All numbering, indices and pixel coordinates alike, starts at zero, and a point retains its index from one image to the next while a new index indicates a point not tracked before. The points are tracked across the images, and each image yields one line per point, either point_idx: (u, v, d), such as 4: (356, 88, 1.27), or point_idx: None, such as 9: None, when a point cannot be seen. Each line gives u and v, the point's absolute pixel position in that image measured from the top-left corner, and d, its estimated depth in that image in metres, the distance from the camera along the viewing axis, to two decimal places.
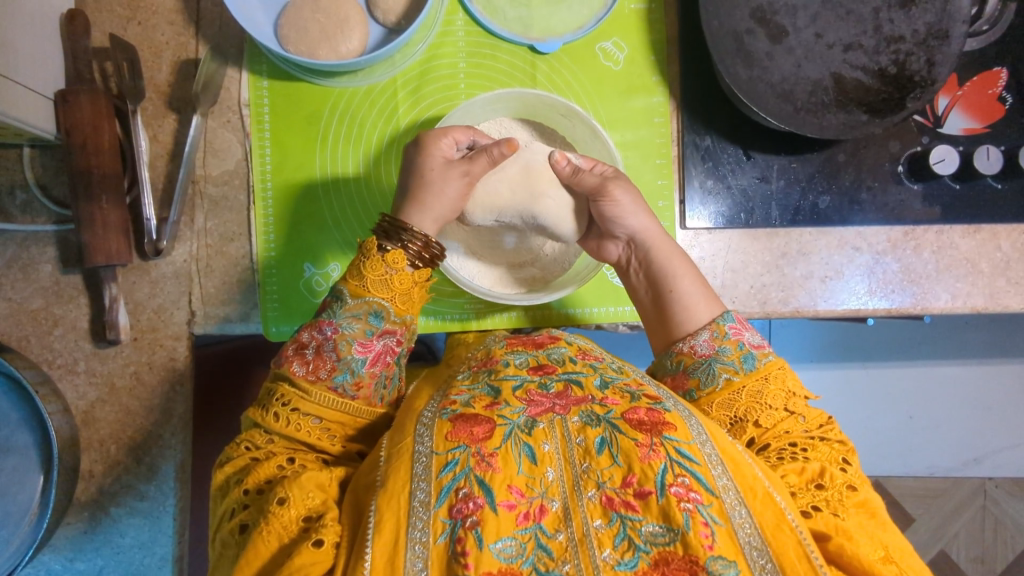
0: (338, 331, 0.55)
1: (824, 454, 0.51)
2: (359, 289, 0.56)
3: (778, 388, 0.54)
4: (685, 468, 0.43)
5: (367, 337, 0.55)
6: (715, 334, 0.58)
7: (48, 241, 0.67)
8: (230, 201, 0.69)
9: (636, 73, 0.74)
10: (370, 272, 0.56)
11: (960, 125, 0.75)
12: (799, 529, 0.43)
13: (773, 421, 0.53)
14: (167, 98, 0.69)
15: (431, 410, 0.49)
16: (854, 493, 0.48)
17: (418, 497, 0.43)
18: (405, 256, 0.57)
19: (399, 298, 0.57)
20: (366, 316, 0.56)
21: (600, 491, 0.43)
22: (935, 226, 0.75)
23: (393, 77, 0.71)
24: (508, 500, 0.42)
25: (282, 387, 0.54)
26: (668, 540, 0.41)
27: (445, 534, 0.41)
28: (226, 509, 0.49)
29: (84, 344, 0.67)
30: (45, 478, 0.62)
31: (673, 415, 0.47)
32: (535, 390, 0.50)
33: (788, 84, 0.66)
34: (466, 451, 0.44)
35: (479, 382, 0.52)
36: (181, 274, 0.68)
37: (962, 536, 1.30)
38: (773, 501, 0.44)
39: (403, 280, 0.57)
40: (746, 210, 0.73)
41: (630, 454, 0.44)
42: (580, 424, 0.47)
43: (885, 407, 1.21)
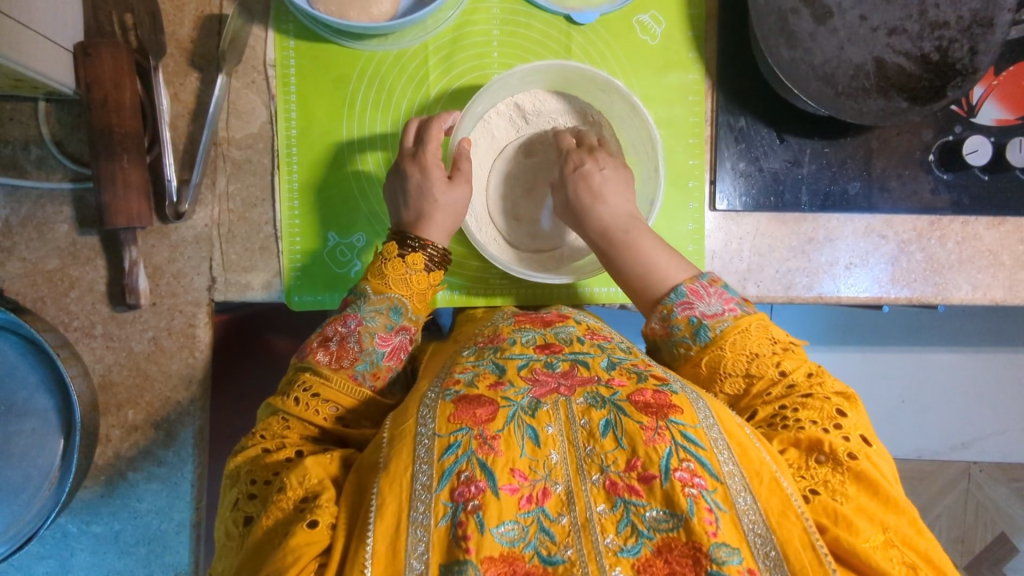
0: (361, 323, 0.56)
1: (815, 413, 0.49)
2: (380, 287, 0.58)
3: (738, 353, 0.54)
4: (690, 453, 0.43)
5: (386, 332, 0.57)
6: (664, 315, 0.57)
7: (63, 200, 0.65)
8: (253, 164, 0.67)
9: (672, 48, 0.72)
10: (391, 271, 0.58)
11: (993, 115, 0.74)
12: (804, 516, 0.42)
13: (741, 388, 0.53)
14: (189, 55, 0.66)
15: (435, 391, 0.49)
16: (855, 462, 0.46)
17: (420, 480, 0.43)
18: (423, 258, 0.60)
19: (417, 296, 0.59)
20: (388, 311, 0.57)
21: (604, 475, 0.43)
22: (960, 216, 0.75)
23: (424, 42, 0.69)
24: (510, 484, 0.42)
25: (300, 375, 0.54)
26: (671, 526, 0.41)
27: (446, 517, 0.41)
28: (232, 499, 0.48)
29: (101, 307, 0.66)
30: (65, 443, 0.61)
31: (681, 397, 0.47)
32: (540, 368, 0.50)
33: (830, 67, 0.65)
34: (469, 434, 0.44)
35: (484, 359, 0.52)
36: (201, 239, 0.67)
37: (945, 518, 1.31)
38: (779, 486, 0.43)
39: (421, 281, 0.60)
40: (776, 193, 0.72)
41: (634, 437, 0.44)
42: (585, 406, 0.46)
43: (881, 390, 1.23)
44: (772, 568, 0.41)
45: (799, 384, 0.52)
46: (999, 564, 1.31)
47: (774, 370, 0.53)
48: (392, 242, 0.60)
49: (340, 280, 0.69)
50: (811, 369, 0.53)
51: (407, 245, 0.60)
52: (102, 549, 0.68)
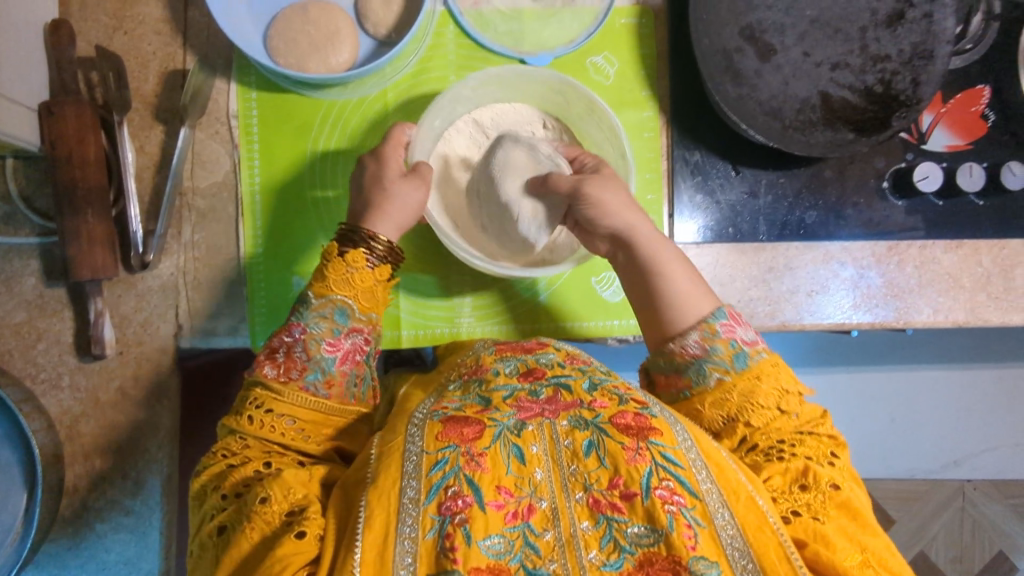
0: (305, 330, 0.56)
1: (811, 449, 0.51)
2: (322, 290, 0.58)
3: (774, 390, 0.53)
4: (670, 472, 0.44)
5: (334, 337, 0.57)
6: (706, 333, 0.56)
7: (30, 253, 0.66)
8: (218, 212, 0.69)
9: (626, 87, 0.74)
10: (331, 273, 0.58)
11: (943, 142, 0.76)
12: (781, 534, 0.43)
13: (766, 421, 0.52)
14: (154, 109, 0.68)
15: (422, 412, 0.49)
16: (838, 492, 0.47)
17: (407, 494, 0.42)
18: (364, 257, 0.59)
19: (362, 295, 0.59)
20: (331, 310, 0.57)
21: (587, 493, 0.43)
22: (917, 241, 0.76)
23: (383, 89, 0.71)
24: (496, 500, 0.42)
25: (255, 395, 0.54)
26: (652, 542, 0.41)
27: (433, 530, 0.41)
28: (205, 514, 0.48)
29: (68, 358, 0.66)
30: (28, 496, 0.61)
31: (660, 421, 0.47)
32: (525, 397, 0.50)
33: (776, 102, 0.67)
34: (456, 450, 0.45)
35: (470, 393, 0.51)
36: (167, 287, 0.68)
37: (940, 538, 1.32)
38: (755, 504, 0.44)
39: (364, 277, 0.59)
40: (734, 223, 0.74)
41: (616, 456, 0.44)
42: (568, 427, 0.47)
43: (866, 412, 1.22)
44: None
45: (805, 427, 0.52)
46: None
47: (792, 411, 0.53)
48: (332, 242, 0.59)
49: None
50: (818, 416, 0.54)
51: (352, 242, 0.59)
52: None
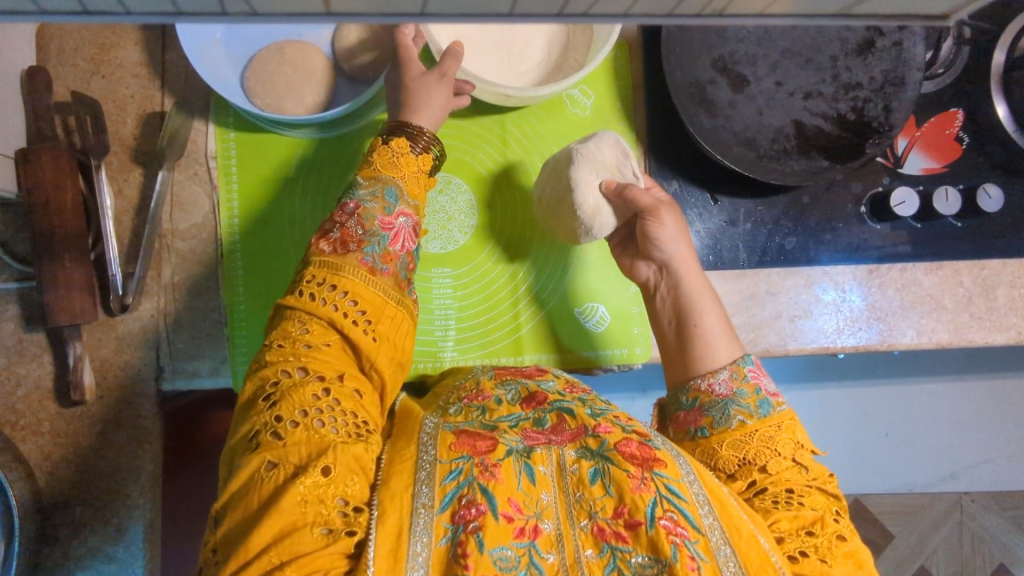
0: (358, 205, 0.55)
1: (819, 501, 0.50)
2: (370, 172, 0.57)
3: (789, 437, 0.55)
4: (673, 504, 0.43)
5: (386, 215, 0.55)
6: (735, 375, 0.58)
7: (10, 299, 0.66)
8: (198, 254, 0.69)
9: (603, 119, 0.74)
10: (379, 157, 0.58)
11: (919, 164, 0.77)
12: (781, 570, 0.43)
13: (778, 471, 0.52)
14: (132, 152, 0.68)
15: (432, 423, 0.49)
16: (844, 542, 0.48)
17: (420, 499, 0.42)
18: (410, 146, 0.59)
19: (409, 179, 0.58)
20: (383, 189, 0.56)
21: (592, 521, 0.43)
22: (899, 263, 0.77)
23: (361, 128, 0.72)
24: (507, 512, 0.42)
25: (317, 263, 0.52)
26: (656, 572, 0.41)
27: (445, 537, 0.40)
28: (247, 429, 0.45)
29: (48, 403, 0.66)
30: (3, 548, 0.61)
31: (664, 453, 0.47)
32: (531, 427, 0.49)
33: (750, 132, 0.68)
34: (469, 461, 0.44)
35: (474, 419, 0.50)
36: (147, 330, 0.67)
37: (941, 551, 1.35)
38: (758, 543, 0.44)
39: (409, 162, 0.58)
40: (714, 252, 0.74)
41: (622, 484, 0.43)
42: (576, 456, 0.46)
43: (862, 427, 1.21)
44: None
45: (816, 480, 0.52)
46: None
47: (803, 466, 0.53)
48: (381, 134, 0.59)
49: None
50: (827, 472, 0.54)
51: (409, 136, 0.59)
52: None
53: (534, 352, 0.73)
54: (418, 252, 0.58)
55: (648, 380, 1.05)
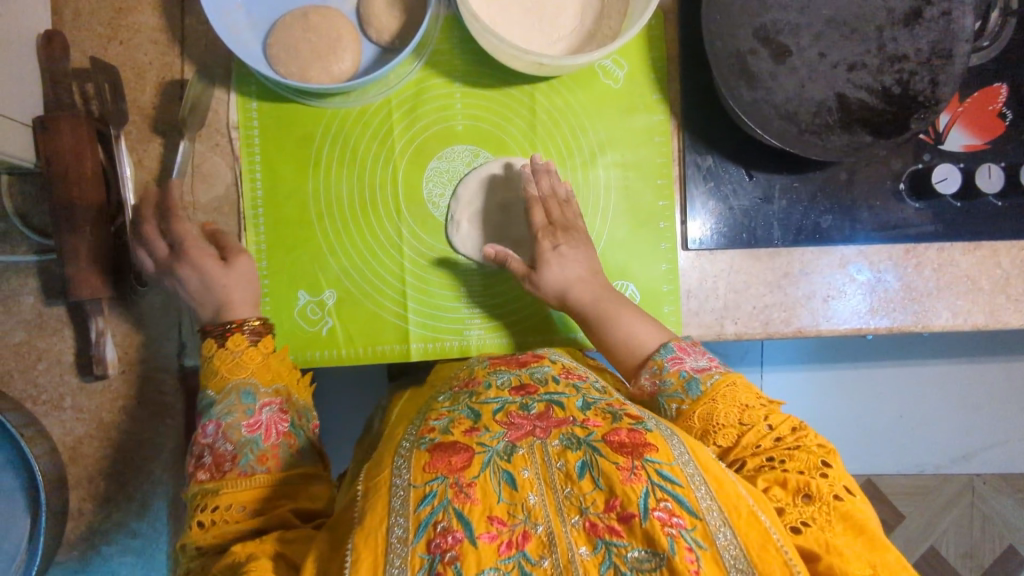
0: (218, 424, 0.55)
1: (802, 461, 0.48)
2: (219, 385, 0.58)
3: (730, 405, 0.53)
4: (668, 492, 0.41)
5: (249, 417, 0.56)
6: (654, 369, 0.58)
7: (29, 271, 0.64)
8: (219, 227, 0.67)
9: (636, 91, 0.73)
10: (219, 364, 0.58)
11: (961, 141, 0.74)
12: (786, 551, 0.41)
13: (734, 439, 0.52)
14: (152, 121, 0.66)
15: (409, 440, 0.47)
16: (840, 500, 0.46)
17: (395, 533, 0.40)
18: (245, 336, 0.60)
19: (257, 370, 0.59)
20: (237, 396, 0.57)
21: (583, 517, 0.41)
22: (935, 243, 0.74)
23: (387, 97, 0.69)
24: (488, 531, 0.40)
25: (202, 501, 0.52)
26: (654, 566, 0.39)
27: (423, 569, 0.38)
28: None
29: (69, 378, 0.65)
30: (31, 523, 0.60)
31: (655, 435, 0.45)
32: (516, 411, 0.48)
33: (791, 105, 0.65)
34: (444, 482, 0.42)
35: (460, 405, 0.50)
36: (170, 305, 0.66)
37: (951, 532, 1.29)
38: (759, 521, 0.42)
39: (252, 355, 0.60)
40: (748, 229, 0.72)
41: (611, 476, 0.41)
42: (560, 448, 0.44)
43: (876, 409, 1.20)
44: None
45: (785, 438, 0.51)
46: None
47: (763, 422, 0.52)
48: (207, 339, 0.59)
49: (310, 338, 0.69)
50: (797, 424, 0.52)
51: (224, 334, 0.60)
52: None
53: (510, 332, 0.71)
54: (294, 428, 0.58)
55: None
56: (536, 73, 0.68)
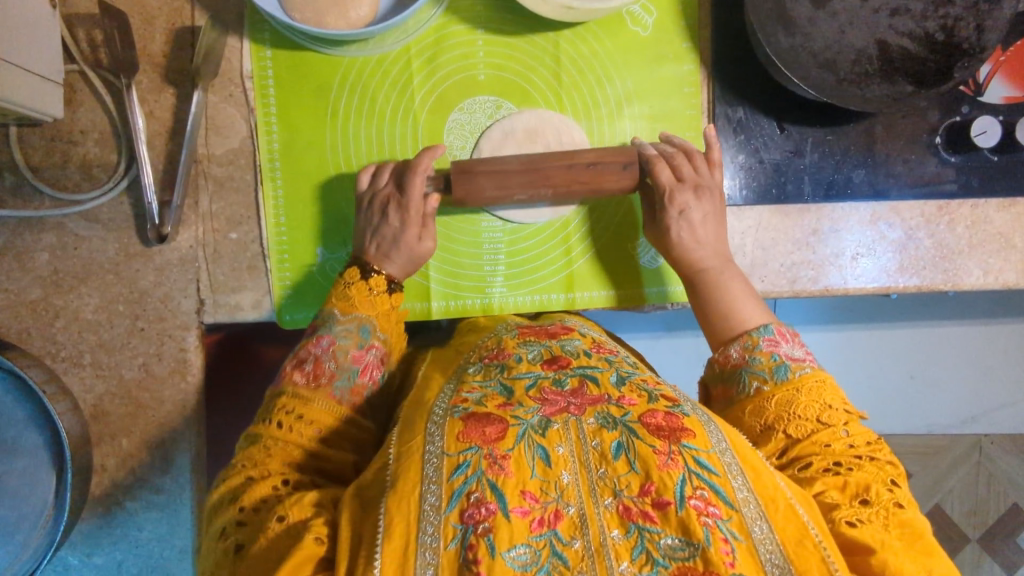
0: (333, 342, 0.56)
1: (870, 473, 0.48)
2: (347, 308, 0.58)
3: (812, 400, 0.52)
4: (705, 481, 0.41)
5: (358, 349, 0.56)
6: (746, 344, 0.57)
7: (43, 227, 0.63)
8: (236, 181, 0.65)
9: (665, 39, 0.70)
10: (355, 293, 0.59)
11: (1000, 93, 0.71)
12: (824, 546, 0.41)
13: (807, 432, 0.51)
14: (162, 70, 0.64)
15: (442, 406, 0.46)
16: (902, 510, 0.46)
17: (428, 500, 0.40)
18: (385, 279, 0.61)
19: (383, 316, 0.60)
20: (358, 327, 0.57)
21: (616, 500, 0.40)
22: (970, 200, 0.72)
23: (406, 45, 0.66)
24: (521, 506, 0.39)
25: (287, 403, 0.52)
26: (688, 555, 0.38)
27: (456, 540, 0.38)
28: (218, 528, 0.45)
29: (87, 335, 0.64)
30: (57, 479, 0.60)
31: (693, 420, 0.44)
32: (549, 388, 0.47)
33: (830, 53, 0.62)
34: (479, 452, 0.41)
35: (491, 379, 0.49)
36: (187, 261, 0.65)
37: (957, 491, 1.30)
38: (795, 514, 0.42)
39: (383, 301, 0.60)
40: (778, 184, 0.70)
41: (648, 461, 0.41)
42: (595, 427, 0.43)
43: (886, 372, 1.19)
44: None
45: (862, 448, 0.50)
46: (1013, 536, 1.32)
47: (842, 427, 0.51)
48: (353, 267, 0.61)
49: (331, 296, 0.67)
50: (873, 437, 0.51)
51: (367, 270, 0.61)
52: None
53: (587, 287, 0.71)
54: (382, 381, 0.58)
55: (674, 318, 1.04)
56: (561, 19, 0.66)
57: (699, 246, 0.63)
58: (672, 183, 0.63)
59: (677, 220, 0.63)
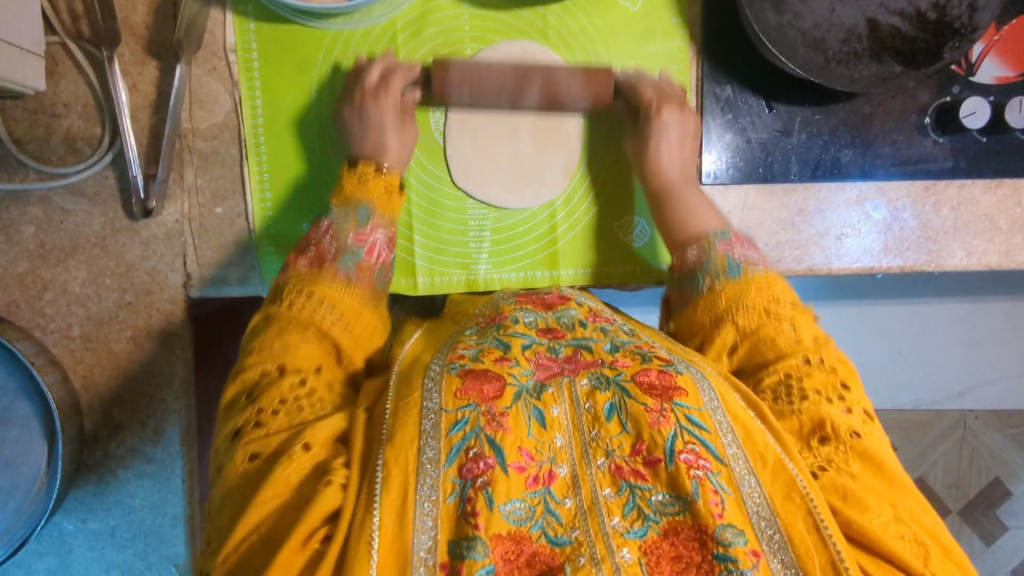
0: (332, 227, 0.58)
1: (820, 379, 0.49)
2: (344, 196, 0.60)
3: (769, 317, 0.53)
4: (694, 435, 0.41)
5: (359, 230, 0.59)
6: (704, 248, 0.59)
7: (29, 201, 0.63)
8: (221, 155, 0.65)
9: (655, 15, 0.69)
10: (347, 181, 0.61)
11: (993, 73, 0.70)
12: (811, 499, 0.41)
13: (753, 324, 0.54)
14: (145, 42, 0.63)
15: (438, 364, 0.46)
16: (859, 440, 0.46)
17: (427, 454, 0.40)
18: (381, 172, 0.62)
19: (379, 199, 0.61)
20: (357, 213, 0.59)
21: (608, 459, 0.41)
22: (956, 181, 0.72)
23: (392, 18, 0.66)
24: (518, 462, 0.40)
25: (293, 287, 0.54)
26: (678, 509, 0.39)
27: (454, 494, 0.39)
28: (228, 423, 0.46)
29: (76, 308, 0.65)
30: (49, 448, 0.61)
31: (685, 378, 0.44)
32: (544, 353, 0.47)
33: (819, 31, 0.62)
34: (477, 410, 0.41)
35: (487, 336, 0.49)
36: (173, 235, 0.65)
37: (940, 464, 1.33)
38: (783, 470, 0.42)
39: (377, 183, 0.61)
40: (766, 164, 0.70)
41: (639, 420, 0.41)
42: (588, 388, 0.44)
43: (875, 349, 1.19)
44: (776, 551, 0.39)
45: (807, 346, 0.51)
46: (993, 508, 1.35)
47: (810, 353, 0.51)
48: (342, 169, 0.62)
49: None
50: (820, 335, 0.53)
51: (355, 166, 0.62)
52: (99, 543, 0.69)
53: (573, 263, 0.71)
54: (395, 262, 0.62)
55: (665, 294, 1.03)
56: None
57: (673, 167, 0.65)
58: (656, 100, 0.66)
59: (656, 140, 0.65)
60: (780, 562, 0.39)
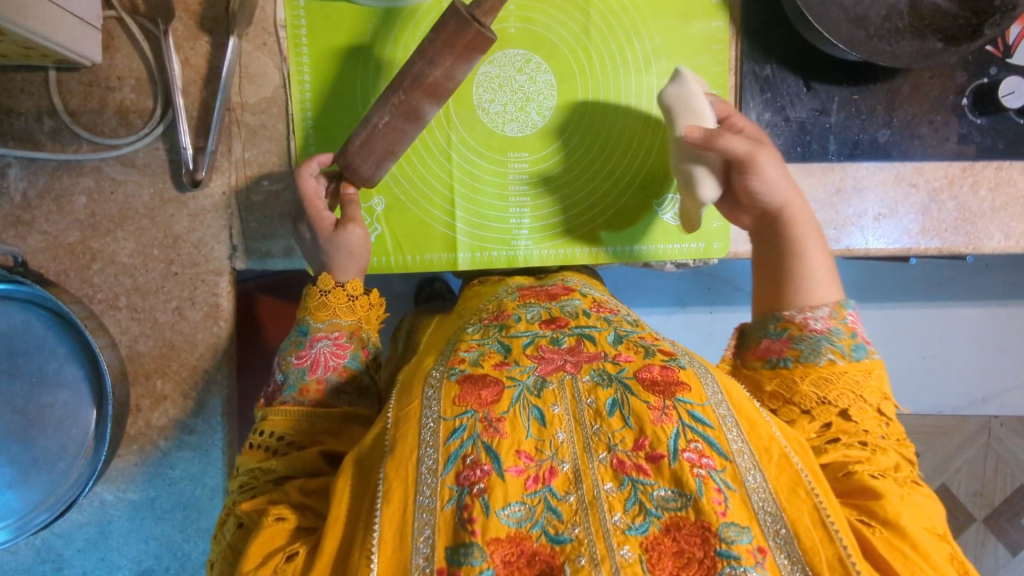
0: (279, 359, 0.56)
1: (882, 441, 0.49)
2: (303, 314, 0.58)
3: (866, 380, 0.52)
4: (697, 433, 0.41)
5: (301, 350, 0.55)
6: (836, 315, 0.55)
7: (81, 171, 0.64)
8: (268, 129, 0.66)
9: None
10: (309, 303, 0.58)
11: None
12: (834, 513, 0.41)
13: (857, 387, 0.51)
14: (198, 18, 0.65)
15: (439, 369, 0.46)
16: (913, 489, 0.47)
17: (426, 463, 0.41)
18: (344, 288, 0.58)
19: (340, 310, 0.57)
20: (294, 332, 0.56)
21: (610, 453, 0.40)
22: (995, 161, 0.72)
23: None
24: (515, 466, 0.39)
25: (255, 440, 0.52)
26: (679, 505, 0.38)
27: (452, 500, 0.39)
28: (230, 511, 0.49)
29: (123, 279, 0.66)
30: (99, 411, 0.62)
31: (689, 373, 0.44)
32: (546, 345, 0.47)
33: (861, 8, 0.63)
34: (474, 417, 0.42)
35: (489, 338, 0.50)
36: (220, 207, 0.66)
37: (964, 472, 1.27)
38: (788, 463, 0.42)
39: (339, 296, 0.57)
40: (803, 143, 0.70)
41: (641, 416, 0.41)
42: (591, 384, 0.43)
43: (899, 351, 1.18)
44: (782, 546, 0.39)
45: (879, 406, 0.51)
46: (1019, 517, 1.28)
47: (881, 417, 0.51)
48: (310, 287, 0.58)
49: None
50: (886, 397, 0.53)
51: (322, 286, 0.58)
52: (139, 514, 0.69)
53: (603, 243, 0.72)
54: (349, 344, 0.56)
55: (685, 293, 1.04)
56: None
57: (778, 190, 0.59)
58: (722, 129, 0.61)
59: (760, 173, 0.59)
60: (786, 557, 0.39)
